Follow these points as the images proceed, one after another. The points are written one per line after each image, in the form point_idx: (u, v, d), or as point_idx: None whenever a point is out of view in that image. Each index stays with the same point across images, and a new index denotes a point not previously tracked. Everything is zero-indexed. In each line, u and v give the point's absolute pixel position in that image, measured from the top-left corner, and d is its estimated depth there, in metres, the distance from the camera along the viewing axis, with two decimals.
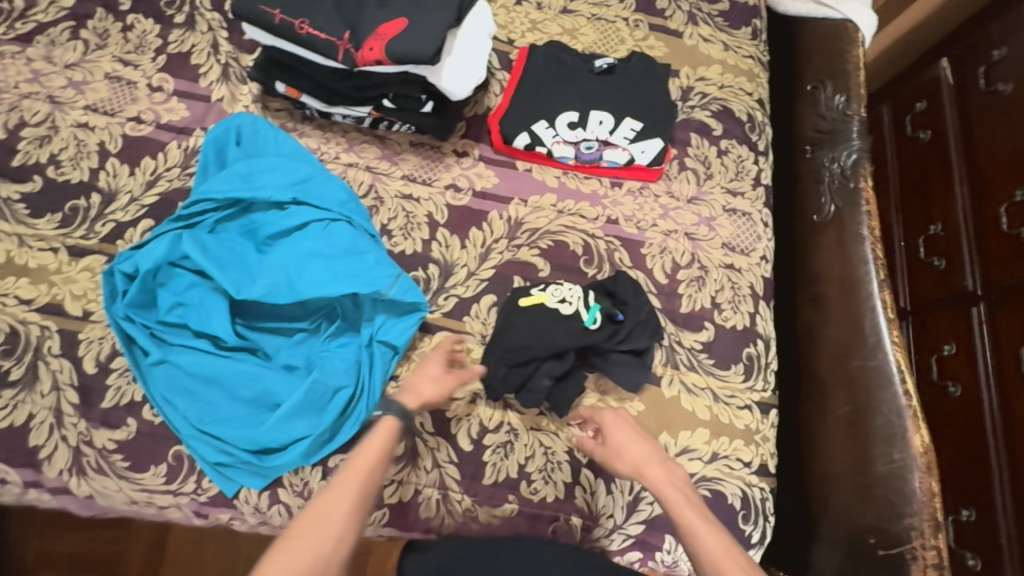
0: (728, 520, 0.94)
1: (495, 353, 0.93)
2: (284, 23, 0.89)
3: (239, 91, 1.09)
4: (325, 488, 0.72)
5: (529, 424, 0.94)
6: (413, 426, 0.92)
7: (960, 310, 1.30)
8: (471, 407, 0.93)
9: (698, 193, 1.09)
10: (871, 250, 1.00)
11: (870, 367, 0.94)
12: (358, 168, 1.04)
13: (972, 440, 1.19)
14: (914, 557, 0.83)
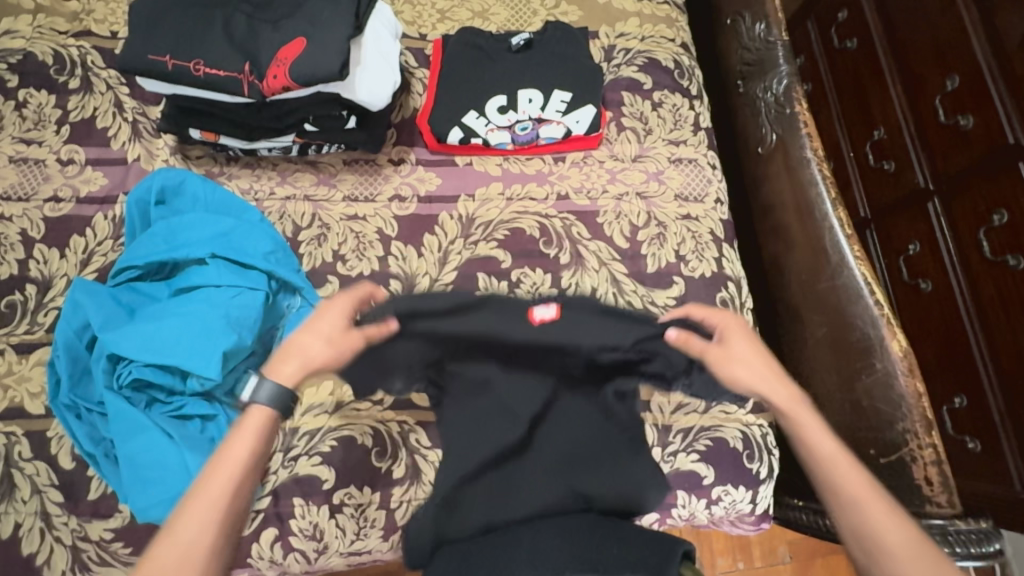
0: (735, 463, 0.95)
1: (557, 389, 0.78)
2: (178, 68, 0.84)
3: (155, 146, 1.04)
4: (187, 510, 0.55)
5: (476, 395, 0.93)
6: (411, 445, 0.91)
7: (916, 208, 1.32)
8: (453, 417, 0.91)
9: (641, 151, 1.08)
10: (819, 170, 1.00)
11: (837, 285, 0.95)
12: (297, 200, 1.01)
13: (950, 329, 1.22)
14: (914, 459, 0.85)
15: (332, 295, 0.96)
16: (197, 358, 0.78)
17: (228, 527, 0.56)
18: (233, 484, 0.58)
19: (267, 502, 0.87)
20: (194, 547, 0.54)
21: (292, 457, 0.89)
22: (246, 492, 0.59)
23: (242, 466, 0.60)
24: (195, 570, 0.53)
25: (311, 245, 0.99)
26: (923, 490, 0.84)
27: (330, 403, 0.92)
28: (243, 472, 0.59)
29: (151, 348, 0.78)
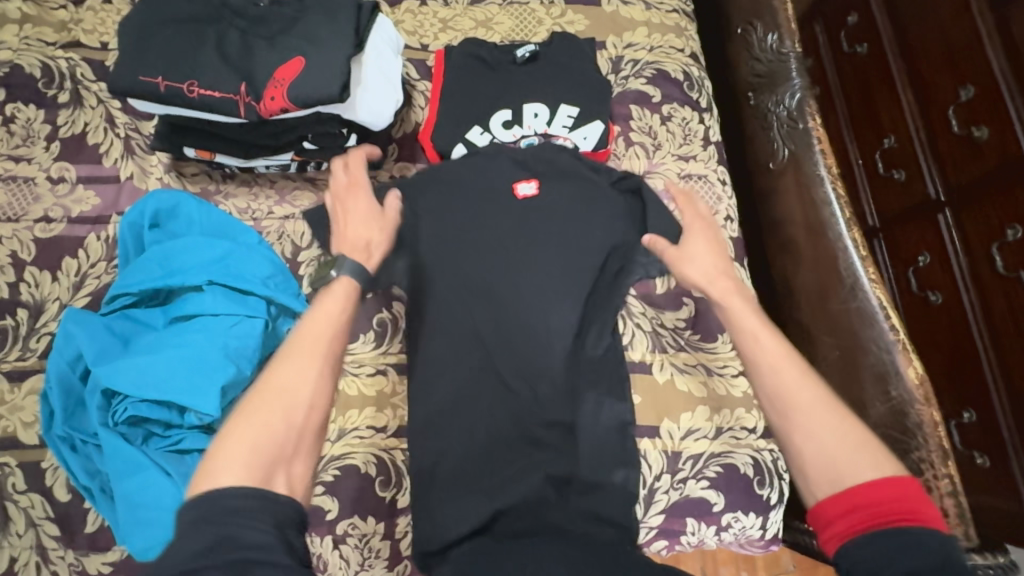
0: (745, 489, 0.93)
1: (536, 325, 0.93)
2: (170, 89, 0.81)
3: (148, 163, 1.01)
4: (279, 364, 0.64)
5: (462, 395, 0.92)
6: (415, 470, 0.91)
7: (927, 219, 1.30)
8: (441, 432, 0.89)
9: (650, 166, 1.05)
10: (832, 189, 0.98)
11: (851, 308, 0.93)
12: (296, 219, 0.98)
13: (960, 343, 1.20)
14: (930, 488, 0.82)
15: None
16: (196, 392, 0.75)
17: (325, 375, 0.66)
18: (322, 335, 0.67)
19: None
20: (300, 382, 0.63)
21: None
22: (337, 343, 0.69)
23: (329, 327, 0.69)
24: (293, 417, 0.61)
25: (310, 266, 0.96)
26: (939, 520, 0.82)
27: (333, 430, 0.90)
28: (333, 332, 0.69)
29: (147, 382, 0.75)
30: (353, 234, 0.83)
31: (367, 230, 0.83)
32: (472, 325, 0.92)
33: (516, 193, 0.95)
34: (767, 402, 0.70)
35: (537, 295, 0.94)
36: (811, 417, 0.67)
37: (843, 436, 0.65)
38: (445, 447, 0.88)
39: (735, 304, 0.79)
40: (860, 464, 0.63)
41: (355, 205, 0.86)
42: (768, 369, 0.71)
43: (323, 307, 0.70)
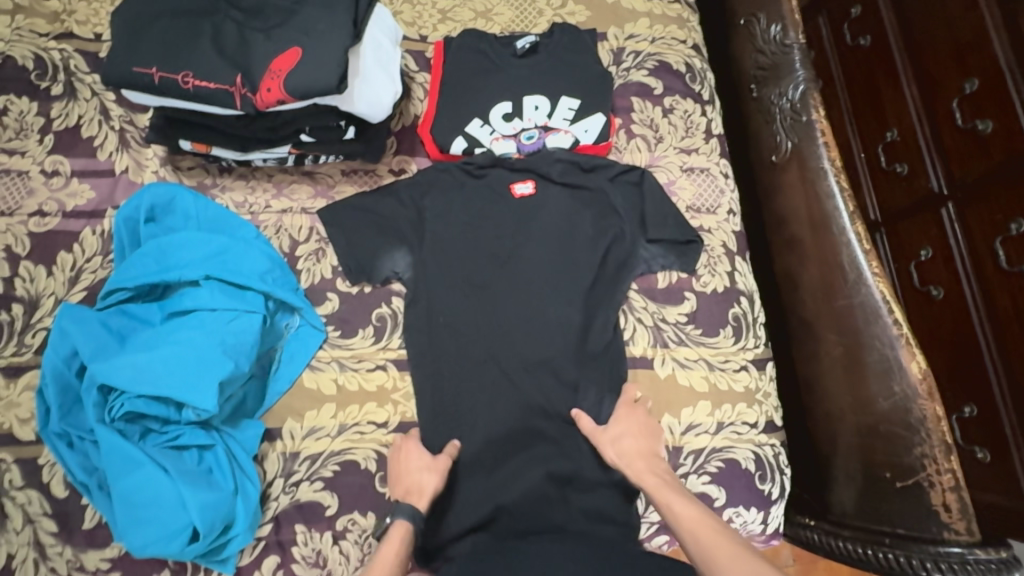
0: (746, 484, 0.93)
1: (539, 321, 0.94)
2: (165, 80, 0.80)
3: (143, 156, 0.99)
4: None
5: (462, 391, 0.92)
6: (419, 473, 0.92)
7: (929, 214, 1.28)
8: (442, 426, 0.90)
9: (652, 159, 1.04)
10: (836, 183, 0.97)
11: (855, 304, 0.92)
12: (294, 213, 0.98)
13: (963, 337, 1.19)
14: (931, 484, 0.83)
15: (332, 313, 0.94)
16: (192, 388, 0.74)
17: None
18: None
19: (269, 529, 0.85)
20: None
21: (294, 482, 0.86)
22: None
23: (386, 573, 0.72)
24: None
25: (309, 261, 0.96)
26: (940, 515, 0.82)
27: (332, 426, 0.89)
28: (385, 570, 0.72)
29: (142, 379, 0.74)
30: (418, 475, 0.83)
31: (434, 477, 0.83)
32: (469, 318, 0.94)
33: (511, 192, 1.00)
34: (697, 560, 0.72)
35: (539, 289, 0.96)
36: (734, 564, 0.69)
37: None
38: (447, 438, 0.90)
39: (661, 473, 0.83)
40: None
41: (411, 457, 0.85)
42: (694, 531, 0.74)
43: (384, 551, 0.74)
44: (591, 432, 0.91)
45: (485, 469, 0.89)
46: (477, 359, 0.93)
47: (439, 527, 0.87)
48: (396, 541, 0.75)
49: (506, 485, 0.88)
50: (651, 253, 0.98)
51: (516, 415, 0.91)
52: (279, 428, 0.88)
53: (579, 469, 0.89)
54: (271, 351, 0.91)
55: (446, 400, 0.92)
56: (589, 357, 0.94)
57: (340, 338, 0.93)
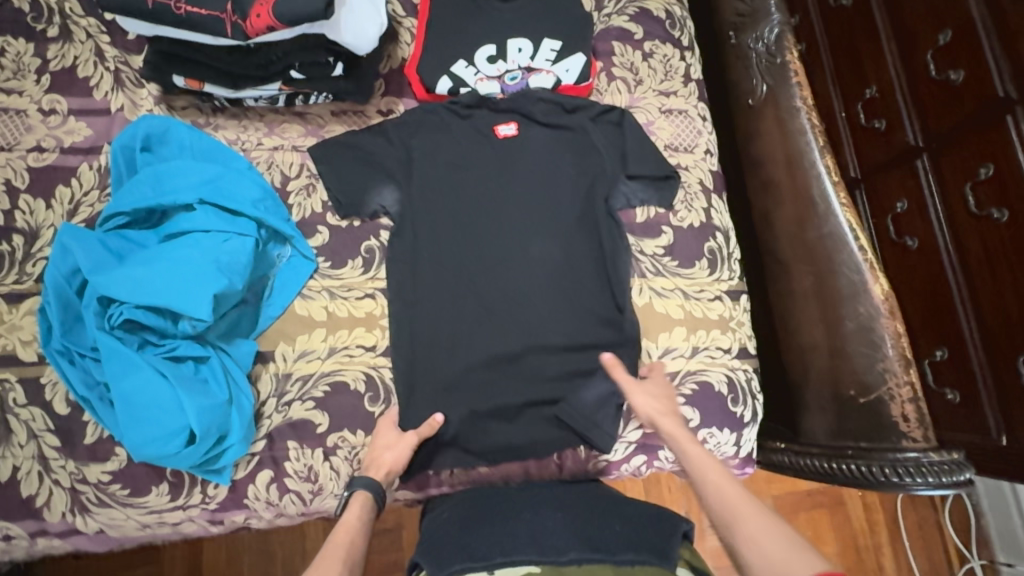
0: (719, 407, 0.97)
1: (521, 256, 0.98)
2: (158, 6, 0.82)
3: (138, 95, 1.02)
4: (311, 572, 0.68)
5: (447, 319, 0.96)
6: None
7: (906, 168, 1.14)
8: (429, 350, 0.94)
9: (632, 101, 1.07)
10: (808, 120, 1.03)
11: (825, 234, 0.97)
12: (285, 150, 1.02)
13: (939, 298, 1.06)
14: (892, 397, 0.88)
15: (322, 245, 0.97)
16: (187, 299, 0.78)
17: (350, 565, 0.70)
18: (348, 548, 0.72)
19: (263, 445, 0.89)
20: None
21: (286, 401, 0.90)
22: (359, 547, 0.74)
23: (354, 539, 0.74)
24: None
25: (300, 196, 0.99)
26: (900, 425, 0.88)
27: (323, 349, 0.93)
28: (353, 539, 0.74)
29: (141, 289, 0.78)
30: (381, 453, 0.86)
31: (394, 454, 0.86)
32: (451, 252, 0.98)
33: (495, 134, 1.02)
34: (715, 511, 0.71)
35: (519, 224, 0.99)
36: (762, 521, 0.67)
37: (787, 535, 0.65)
38: (432, 363, 0.94)
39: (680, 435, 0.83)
40: (807, 556, 0.61)
41: (383, 434, 0.88)
42: (715, 490, 0.73)
43: (346, 521, 0.76)
44: (571, 357, 0.95)
45: (472, 391, 0.93)
46: (459, 293, 0.96)
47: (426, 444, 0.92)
48: (356, 515, 0.78)
49: (492, 405, 0.92)
50: (632, 188, 1.01)
51: (498, 342, 0.94)
52: (272, 352, 0.92)
53: (562, 392, 0.94)
54: (264, 279, 0.94)
55: (427, 330, 0.95)
56: (566, 290, 0.97)
57: (330, 269, 0.96)
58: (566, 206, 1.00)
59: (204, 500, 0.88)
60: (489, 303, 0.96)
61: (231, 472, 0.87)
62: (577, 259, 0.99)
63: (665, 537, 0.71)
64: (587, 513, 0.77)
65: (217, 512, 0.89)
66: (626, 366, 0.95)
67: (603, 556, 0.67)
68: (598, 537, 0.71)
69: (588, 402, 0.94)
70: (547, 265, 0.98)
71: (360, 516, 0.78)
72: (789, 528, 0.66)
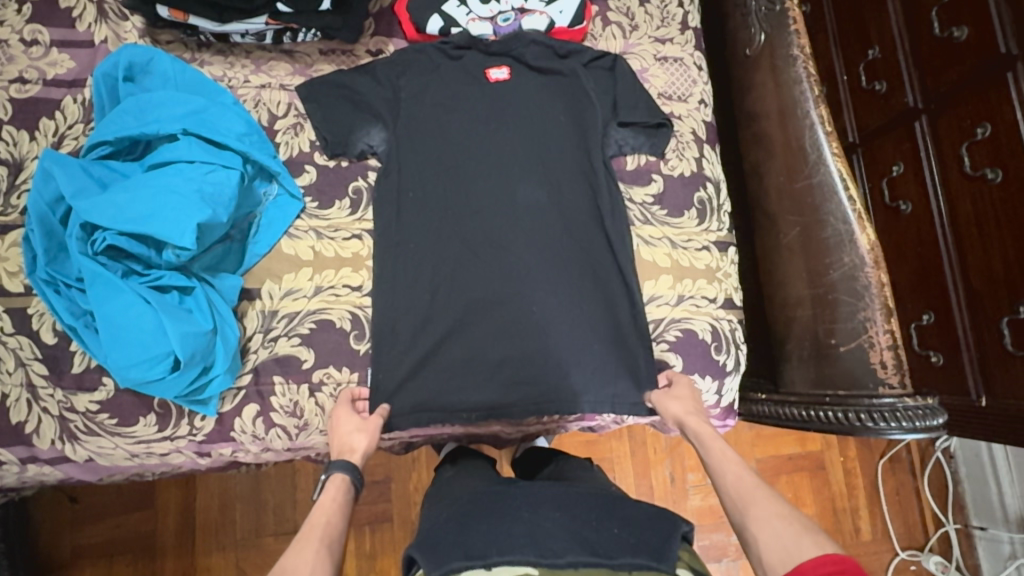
0: (703, 355, 0.98)
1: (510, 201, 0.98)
2: None
3: (123, 28, 1.00)
4: (284, 558, 0.68)
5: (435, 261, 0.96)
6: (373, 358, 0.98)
7: (903, 129, 1.23)
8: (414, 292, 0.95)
9: (626, 47, 1.05)
10: (804, 69, 1.00)
11: (813, 183, 0.96)
12: (273, 88, 1.00)
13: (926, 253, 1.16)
14: (871, 344, 0.89)
15: (309, 184, 0.96)
16: (171, 226, 0.78)
17: (328, 543, 0.71)
18: (324, 529, 0.72)
19: (249, 380, 0.90)
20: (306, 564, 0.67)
21: (272, 337, 0.91)
22: (337, 524, 0.74)
23: (329, 520, 0.74)
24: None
25: (287, 134, 0.98)
26: (878, 372, 0.89)
27: (309, 287, 0.93)
28: (330, 519, 0.74)
29: (123, 216, 0.77)
30: (349, 436, 0.85)
31: (363, 437, 0.85)
32: (439, 195, 0.98)
33: (486, 78, 1.00)
34: (728, 500, 0.77)
35: (507, 167, 0.98)
36: (768, 507, 0.73)
37: (792, 521, 0.70)
38: (419, 304, 0.95)
39: (704, 431, 0.86)
40: (807, 544, 0.66)
41: (344, 418, 0.87)
42: (733, 481, 0.78)
43: (322, 502, 0.77)
44: (558, 301, 0.96)
45: (458, 332, 0.94)
46: (448, 235, 0.97)
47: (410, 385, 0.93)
48: (330, 495, 0.78)
49: (479, 347, 0.94)
50: (625, 135, 1.01)
51: (484, 284, 0.95)
52: (258, 289, 0.92)
53: (546, 336, 0.95)
54: (251, 217, 0.94)
55: (414, 270, 0.96)
56: (551, 236, 0.98)
57: (317, 209, 0.96)
58: (556, 151, 0.99)
59: (191, 432, 0.89)
60: (476, 246, 0.96)
61: (217, 404, 0.88)
62: (566, 206, 0.99)
63: (664, 538, 0.66)
64: (582, 509, 0.71)
65: (205, 444, 0.90)
66: (608, 310, 0.97)
67: (601, 559, 0.63)
68: (596, 536, 0.66)
69: (572, 346, 0.95)
70: (535, 209, 0.98)
71: (337, 494, 0.78)
72: (798, 514, 0.72)
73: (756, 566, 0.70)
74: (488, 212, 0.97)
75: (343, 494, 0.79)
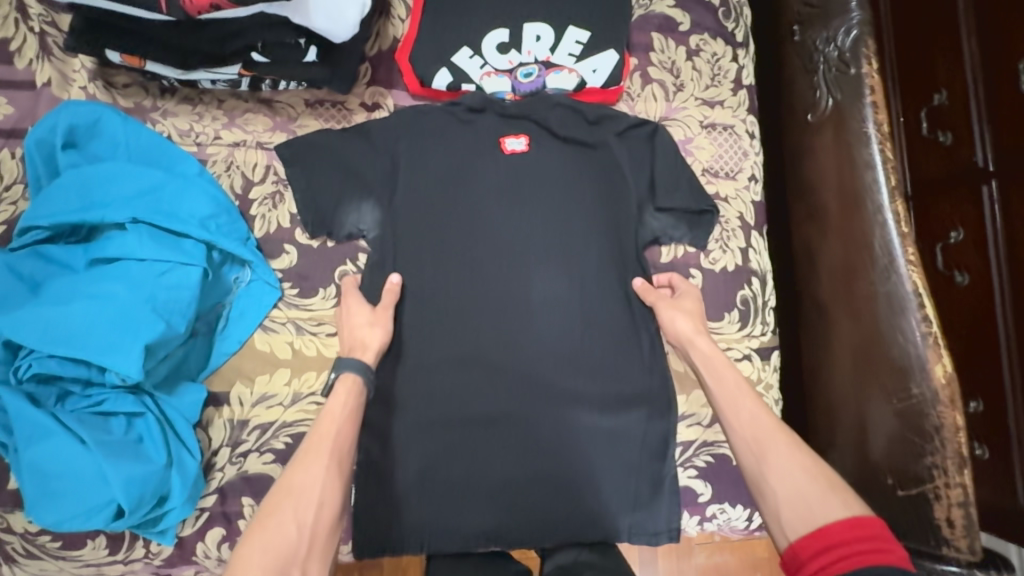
0: (735, 480, 0.86)
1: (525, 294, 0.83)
2: None
3: (70, 67, 0.83)
4: (287, 471, 0.67)
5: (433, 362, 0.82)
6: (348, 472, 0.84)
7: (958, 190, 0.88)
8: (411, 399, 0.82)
9: (668, 111, 0.89)
10: (879, 150, 0.83)
11: (879, 292, 0.82)
12: (248, 147, 0.85)
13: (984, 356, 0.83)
14: (937, 496, 0.75)
15: (288, 268, 0.82)
16: (109, 352, 0.64)
17: (336, 465, 0.68)
18: (329, 444, 0.69)
19: (214, 500, 0.78)
20: (308, 485, 0.65)
21: (240, 453, 0.78)
22: (346, 436, 0.70)
23: (333, 434, 0.69)
24: (309, 507, 0.64)
25: (264, 206, 0.83)
26: (942, 531, 0.76)
27: (286, 394, 0.80)
28: (339, 431, 0.70)
29: (54, 339, 0.63)
30: (359, 330, 0.77)
31: (377, 331, 0.77)
32: (440, 284, 0.83)
33: (501, 148, 0.84)
34: (742, 443, 0.71)
35: (524, 254, 0.84)
36: (788, 457, 0.67)
37: (814, 478, 0.65)
38: (413, 415, 0.81)
39: (715, 362, 0.77)
40: (831, 504, 0.62)
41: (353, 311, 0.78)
42: (748, 424, 0.71)
43: (330, 407, 0.71)
44: (577, 416, 0.83)
45: (460, 448, 0.81)
46: (450, 340, 0.82)
47: (402, 506, 0.81)
48: (337, 403, 0.72)
49: (482, 469, 0.81)
50: (666, 220, 0.85)
51: (490, 392, 0.82)
52: (226, 393, 0.79)
53: (562, 455, 0.82)
54: (218, 307, 0.80)
55: (406, 375, 0.82)
56: (571, 335, 0.84)
57: (298, 297, 0.82)
58: (582, 236, 0.84)
59: (147, 555, 0.78)
60: (483, 348, 0.82)
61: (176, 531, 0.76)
62: (591, 302, 0.84)
63: None
64: None
65: (163, 568, 0.78)
66: (636, 432, 0.83)
67: None
68: None
69: (590, 470, 0.83)
70: (554, 305, 0.83)
71: (346, 402, 0.72)
72: (823, 468, 0.66)
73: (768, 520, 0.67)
74: (498, 307, 0.83)
75: (353, 402, 0.73)
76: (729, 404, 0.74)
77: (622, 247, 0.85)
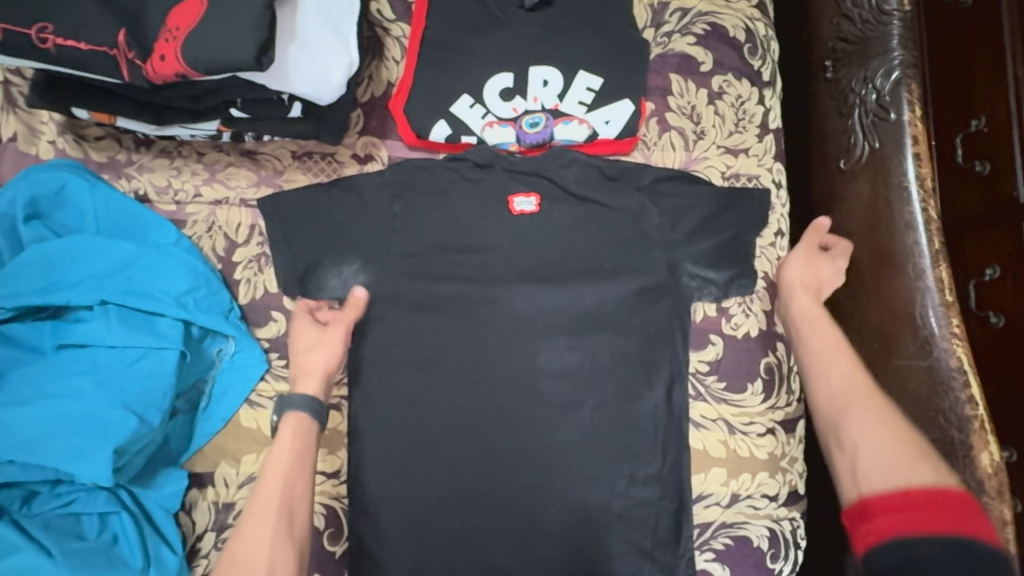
0: (757, 565, 0.79)
1: (530, 366, 0.75)
2: (11, 36, 0.57)
3: (36, 119, 0.77)
4: (235, 530, 0.62)
5: (426, 441, 0.73)
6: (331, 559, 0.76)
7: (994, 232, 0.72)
8: (402, 486, 0.73)
9: (688, 161, 0.82)
10: (922, 209, 0.74)
11: (922, 367, 0.73)
12: (231, 205, 0.77)
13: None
14: None
15: (276, 337, 0.75)
16: (76, 459, 0.61)
17: (287, 516, 0.63)
18: (277, 498, 0.64)
19: None
20: (256, 549, 0.60)
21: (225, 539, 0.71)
22: (297, 482, 0.65)
23: (280, 486, 0.64)
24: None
25: (248, 270, 0.76)
26: None
27: None
28: (287, 479, 0.65)
29: (18, 443, 0.61)
30: (308, 356, 0.71)
31: (324, 355, 0.71)
32: (436, 354, 0.75)
33: (509, 208, 0.77)
34: (824, 410, 0.69)
35: (528, 321, 0.76)
36: (874, 419, 0.65)
37: (901, 441, 0.62)
38: (405, 504, 0.72)
39: (811, 321, 0.75)
40: (919, 468, 0.59)
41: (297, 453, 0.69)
42: (837, 380, 0.70)
43: (275, 455, 0.66)
44: (588, 505, 0.73)
45: (457, 541, 0.72)
46: (450, 422, 0.74)
47: None
48: (284, 443, 0.67)
49: (485, 570, 0.72)
50: (697, 283, 0.76)
51: (489, 478, 0.73)
52: (210, 474, 0.72)
53: (572, 549, 0.73)
54: (200, 384, 0.74)
55: (398, 457, 0.73)
56: (582, 411, 0.75)
57: (286, 369, 0.75)
58: (594, 299, 0.76)
59: None
60: (482, 427, 0.74)
61: None
62: (604, 372, 0.75)
63: None
64: None
65: None
66: (652, 523, 0.74)
67: None
68: None
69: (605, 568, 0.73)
70: (564, 379, 0.75)
71: (295, 438, 0.67)
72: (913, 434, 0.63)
73: (841, 480, 0.64)
74: (498, 380, 0.74)
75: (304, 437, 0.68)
76: (819, 361, 0.72)
77: (638, 313, 0.76)
